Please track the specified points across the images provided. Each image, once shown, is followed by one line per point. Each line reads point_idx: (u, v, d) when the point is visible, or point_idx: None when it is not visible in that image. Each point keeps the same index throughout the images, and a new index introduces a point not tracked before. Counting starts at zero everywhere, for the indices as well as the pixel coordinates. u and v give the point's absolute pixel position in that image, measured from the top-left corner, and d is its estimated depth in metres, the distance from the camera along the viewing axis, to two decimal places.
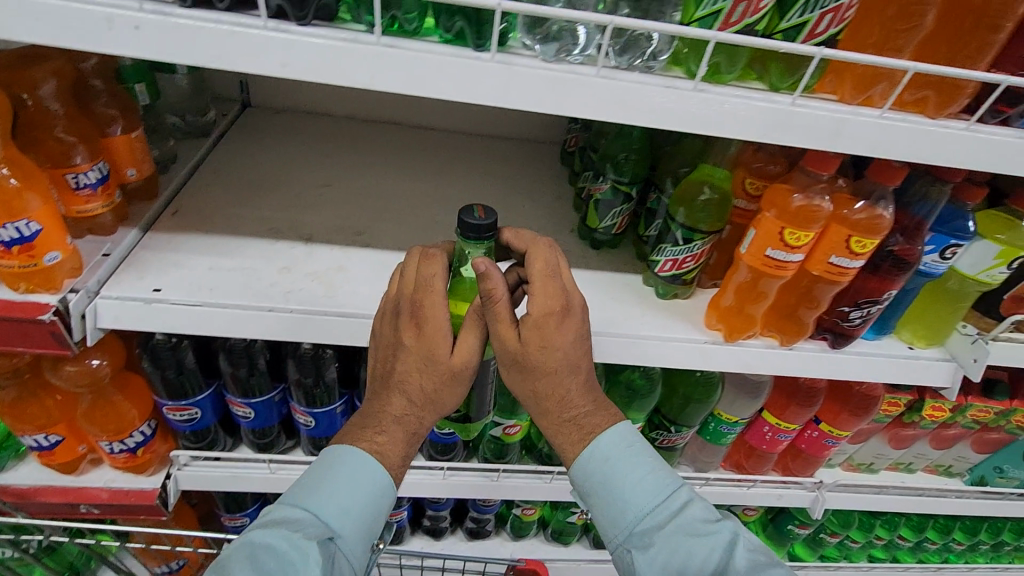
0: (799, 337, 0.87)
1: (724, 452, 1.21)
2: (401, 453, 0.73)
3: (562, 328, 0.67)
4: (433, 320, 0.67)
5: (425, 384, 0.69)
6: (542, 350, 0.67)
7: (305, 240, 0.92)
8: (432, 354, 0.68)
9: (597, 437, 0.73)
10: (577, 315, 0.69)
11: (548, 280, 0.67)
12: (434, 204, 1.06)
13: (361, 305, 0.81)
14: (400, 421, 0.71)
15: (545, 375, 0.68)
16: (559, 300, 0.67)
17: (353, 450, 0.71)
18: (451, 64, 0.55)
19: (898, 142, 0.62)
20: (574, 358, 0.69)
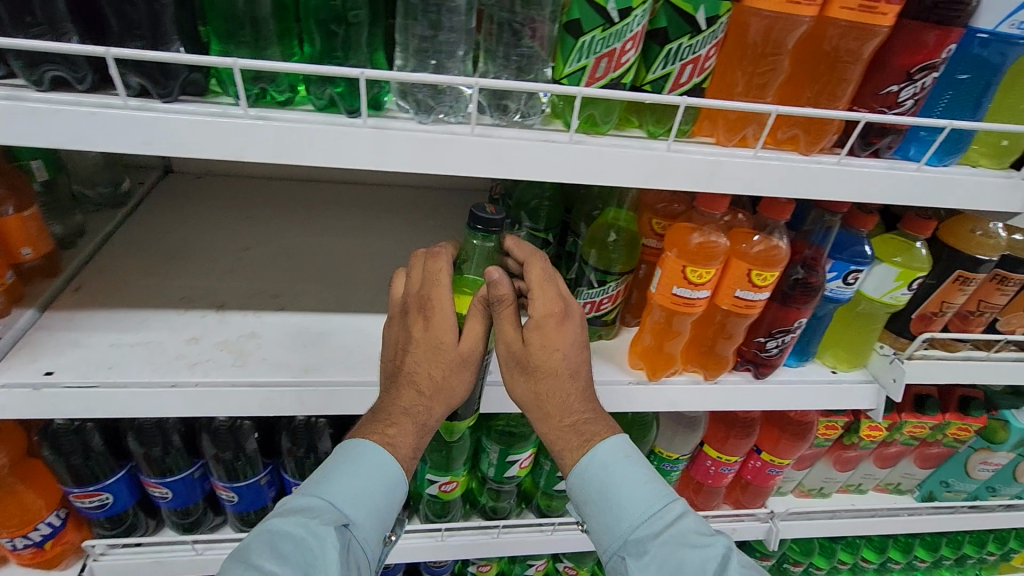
0: (721, 370, 0.88)
1: (674, 490, 1.20)
2: (413, 445, 0.71)
3: (559, 332, 0.67)
4: (443, 311, 0.67)
5: (437, 372, 0.68)
6: (541, 350, 0.67)
7: (218, 308, 0.89)
8: (444, 344, 0.68)
9: (597, 444, 0.70)
10: (577, 319, 0.69)
11: (546, 285, 0.67)
12: (358, 261, 1.05)
13: (271, 372, 0.79)
14: (410, 412, 0.69)
15: (546, 376, 0.68)
16: (558, 305, 0.67)
17: (367, 443, 0.69)
18: (322, 131, 0.55)
19: (773, 180, 0.65)
20: (575, 362, 0.68)
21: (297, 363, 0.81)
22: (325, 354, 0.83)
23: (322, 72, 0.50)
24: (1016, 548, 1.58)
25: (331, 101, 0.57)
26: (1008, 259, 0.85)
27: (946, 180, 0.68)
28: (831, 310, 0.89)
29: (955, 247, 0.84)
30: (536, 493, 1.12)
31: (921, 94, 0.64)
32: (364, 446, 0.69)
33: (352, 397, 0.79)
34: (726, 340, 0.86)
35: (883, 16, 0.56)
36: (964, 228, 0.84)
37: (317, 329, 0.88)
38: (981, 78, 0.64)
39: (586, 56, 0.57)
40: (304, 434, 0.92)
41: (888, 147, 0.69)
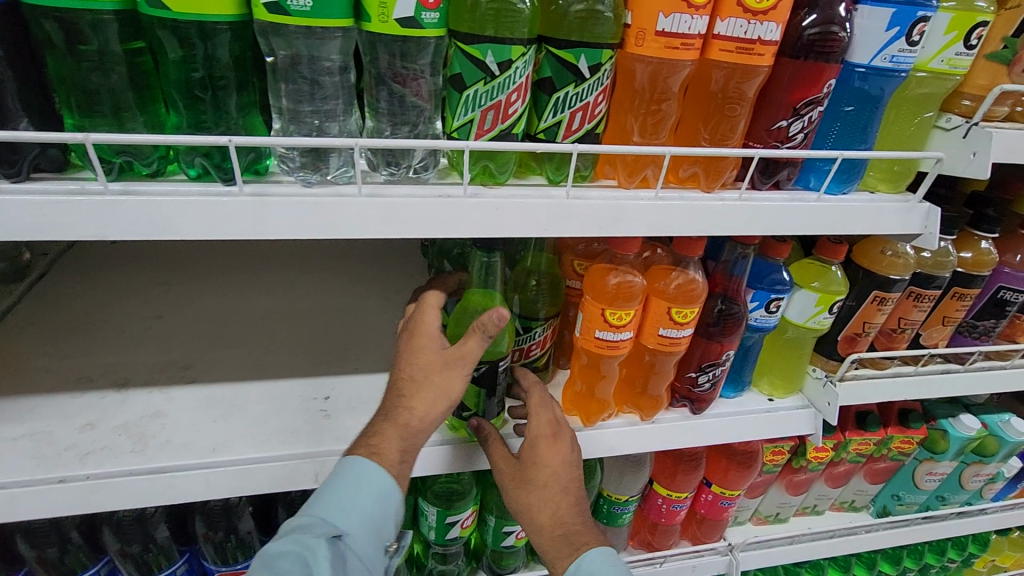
0: (657, 409, 0.86)
1: (629, 531, 1.16)
2: (400, 449, 0.64)
3: (552, 450, 0.74)
4: (426, 326, 0.68)
5: (417, 371, 0.65)
6: (533, 464, 0.73)
7: (120, 386, 0.83)
8: (426, 348, 0.66)
9: (585, 553, 0.69)
10: (569, 441, 0.76)
11: (542, 409, 0.76)
12: (281, 321, 1.00)
13: (174, 455, 0.72)
14: (393, 418, 0.65)
15: (537, 489, 0.73)
16: (552, 427, 0.75)
17: (352, 459, 0.65)
18: (195, 203, 0.52)
19: (677, 219, 0.64)
20: (567, 478, 0.73)
21: (205, 443, 0.75)
22: (237, 429, 0.78)
23: (183, 142, 0.47)
24: (975, 552, 1.59)
25: (205, 169, 0.54)
26: (920, 276, 0.87)
27: (845, 208, 0.69)
28: (759, 338, 0.90)
29: (869, 268, 0.86)
30: (486, 550, 1.07)
31: (810, 128, 0.65)
32: (350, 463, 0.64)
33: (266, 473, 0.74)
34: (656, 378, 0.85)
35: (760, 56, 0.57)
36: (874, 249, 0.86)
37: (230, 402, 0.82)
38: (865, 109, 0.66)
39: (472, 109, 0.56)
40: (222, 516, 0.86)
41: (787, 178, 0.70)
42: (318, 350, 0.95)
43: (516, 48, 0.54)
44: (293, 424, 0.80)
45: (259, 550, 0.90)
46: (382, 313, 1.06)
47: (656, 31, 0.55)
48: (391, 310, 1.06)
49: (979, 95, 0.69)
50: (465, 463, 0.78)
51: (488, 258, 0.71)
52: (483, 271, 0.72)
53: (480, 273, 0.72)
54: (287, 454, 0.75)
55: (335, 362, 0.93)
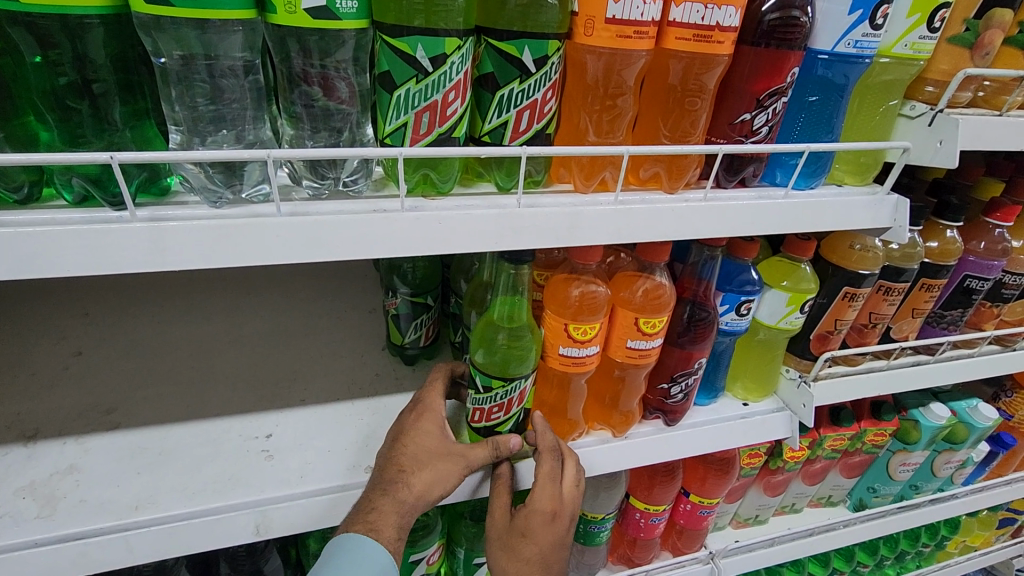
0: (630, 424, 0.81)
1: (608, 548, 1.11)
2: (397, 527, 0.63)
3: (544, 529, 0.70)
4: (427, 416, 0.71)
5: (421, 453, 0.68)
6: (523, 537, 0.70)
7: (27, 439, 0.73)
8: (428, 432, 0.69)
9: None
10: (567, 518, 0.71)
11: (548, 483, 0.69)
12: (218, 350, 0.92)
13: (89, 519, 0.63)
14: (390, 492, 0.65)
15: (521, 563, 0.70)
16: (553, 504, 0.69)
17: (349, 534, 0.62)
18: (75, 232, 0.44)
19: (641, 224, 0.59)
20: (553, 556, 0.71)
21: (126, 500, 0.66)
22: (165, 480, 0.69)
23: (50, 162, 0.39)
24: (946, 534, 1.61)
25: (89, 193, 0.46)
26: (889, 269, 0.85)
27: (816, 204, 0.65)
28: (730, 342, 0.86)
29: (839, 263, 0.83)
30: None
31: (775, 121, 0.61)
32: (349, 540, 0.61)
33: (200, 531, 0.65)
34: (626, 393, 0.79)
35: (720, 44, 0.52)
36: (843, 243, 0.83)
37: (157, 448, 0.73)
38: (830, 98, 0.63)
39: (405, 111, 0.50)
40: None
41: (753, 175, 0.66)
42: (261, 382, 0.86)
43: (452, 40, 0.47)
44: (230, 470, 0.71)
45: None
46: (331, 336, 0.98)
47: (606, 18, 0.49)
48: (341, 331, 0.99)
49: (943, 81, 0.67)
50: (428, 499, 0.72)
51: (517, 270, 0.65)
52: (512, 287, 0.66)
53: (507, 285, 0.67)
54: (223, 506, 0.66)
55: (279, 394, 0.84)
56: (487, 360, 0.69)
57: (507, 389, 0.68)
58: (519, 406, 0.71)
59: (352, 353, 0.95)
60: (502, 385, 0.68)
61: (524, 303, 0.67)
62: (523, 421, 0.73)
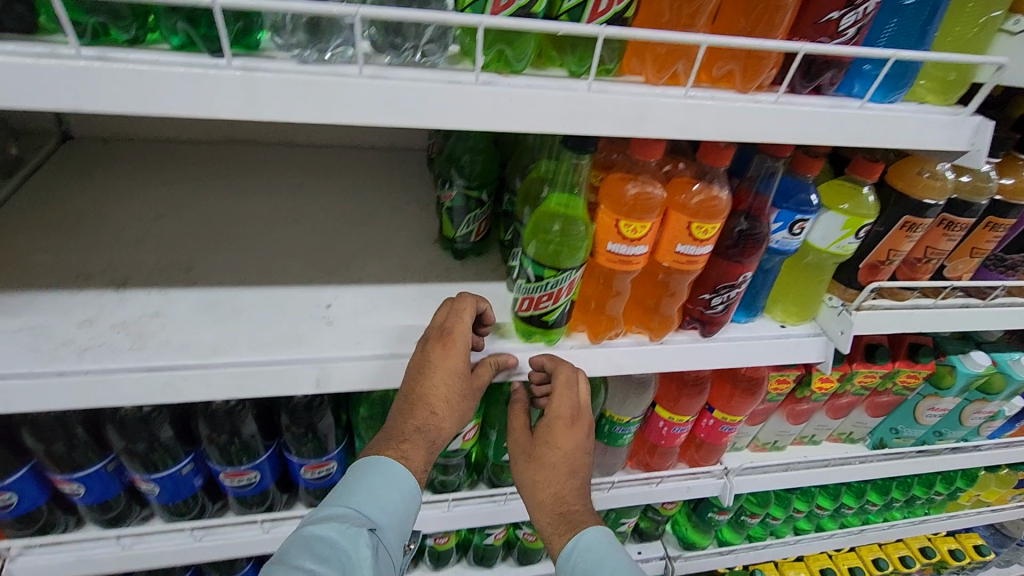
0: (667, 330, 0.84)
1: (628, 452, 1.16)
2: (424, 456, 0.76)
3: (567, 432, 0.79)
4: (456, 356, 0.74)
5: (450, 399, 0.74)
6: (548, 443, 0.79)
7: (118, 285, 0.81)
8: (457, 374, 0.73)
9: (583, 530, 0.74)
10: (584, 424, 0.80)
11: (567, 391, 0.76)
12: (282, 226, 0.98)
13: (173, 354, 0.71)
14: (422, 429, 0.75)
15: (547, 468, 0.78)
16: (572, 411, 0.77)
17: (384, 458, 0.74)
18: (177, 74, 0.47)
19: (708, 121, 0.59)
20: (576, 462, 0.78)
21: (205, 343, 0.74)
22: (238, 332, 0.76)
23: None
24: (963, 486, 1.63)
25: (189, 39, 0.49)
26: (956, 202, 0.83)
27: (892, 117, 0.63)
28: (779, 262, 0.86)
29: (904, 190, 0.81)
30: (487, 464, 1.09)
31: (863, 22, 0.59)
32: (384, 462, 0.74)
33: (267, 376, 0.72)
34: (669, 299, 0.81)
35: None
36: (911, 170, 0.81)
37: (231, 304, 0.80)
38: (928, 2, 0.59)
39: None
40: (226, 420, 0.83)
41: (830, 83, 0.64)
42: (322, 259, 0.92)
43: None
44: (295, 329, 0.78)
45: (264, 455, 0.89)
46: (387, 225, 1.03)
47: None
48: (395, 222, 1.03)
49: None
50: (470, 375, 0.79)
51: (577, 159, 0.68)
52: (570, 178, 0.70)
53: (565, 181, 0.70)
54: (288, 358, 0.74)
55: (339, 271, 0.90)
56: (540, 249, 0.72)
57: (559, 279, 0.71)
58: (567, 296, 0.74)
59: (406, 243, 0.99)
60: (554, 275, 0.71)
61: (579, 200, 0.70)
62: (569, 312, 0.77)
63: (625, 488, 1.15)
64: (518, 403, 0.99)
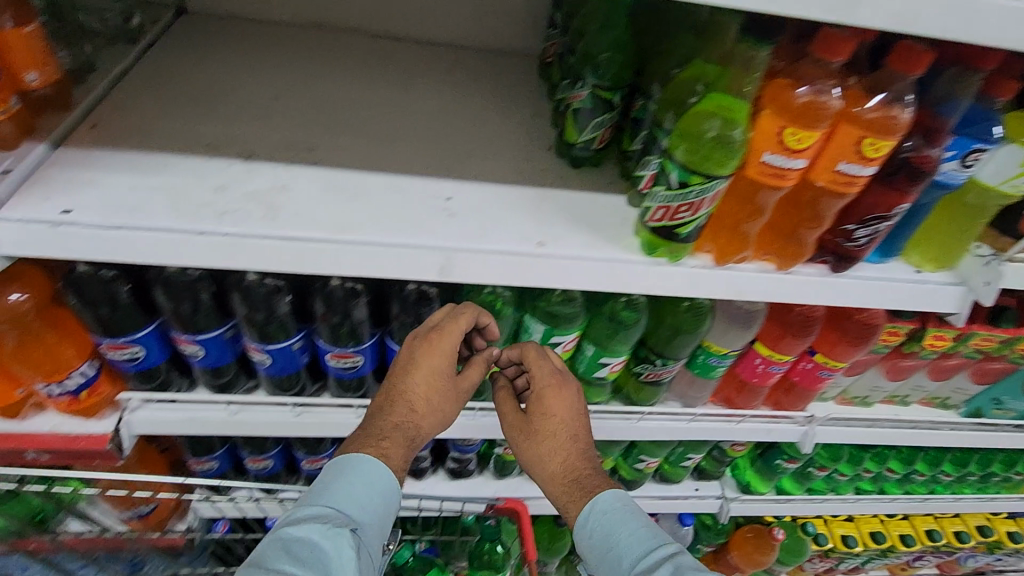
0: (798, 259, 0.79)
1: (714, 387, 1.14)
2: (403, 456, 0.80)
3: (558, 398, 0.83)
4: (443, 354, 0.81)
5: (429, 399, 0.81)
6: (544, 415, 0.84)
7: (245, 157, 0.81)
8: (434, 369, 0.80)
9: (601, 493, 0.81)
10: (575, 390, 0.85)
11: (543, 360, 0.84)
12: (397, 117, 0.95)
13: (303, 226, 0.72)
14: (401, 427, 0.80)
15: (551, 438, 0.84)
16: (555, 377, 0.84)
17: (362, 456, 0.77)
18: None
19: (928, 12, 0.52)
20: (574, 427, 0.84)
21: (333, 220, 0.74)
22: (363, 213, 0.76)
23: None
24: None
25: None
26: None
27: None
28: (935, 198, 0.78)
29: None
30: None
31: None
32: (363, 459, 0.77)
33: (392, 259, 0.72)
34: (809, 225, 0.76)
35: None
36: None
37: (354, 186, 0.80)
38: None
39: None
40: (340, 301, 0.85)
41: None
42: (437, 153, 0.90)
43: None
44: (417, 217, 0.77)
45: (369, 340, 0.90)
46: (500, 126, 0.99)
47: None
48: (508, 125, 0.99)
49: None
50: (588, 283, 0.77)
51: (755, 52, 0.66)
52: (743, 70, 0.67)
53: (739, 72, 0.67)
54: (413, 243, 0.73)
55: (455, 166, 0.88)
56: (689, 154, 0.67)
57: (705, 187, 0.67)
58: (708, 209, 0.70)
59: (520, 146, 0.95)
60: (700, 183, 0.67)
61: (743, 104, 0.66)
62: (703, 227, 0.73)
63: (705, 422, 1.14)
64: (619, 322, 0.93)
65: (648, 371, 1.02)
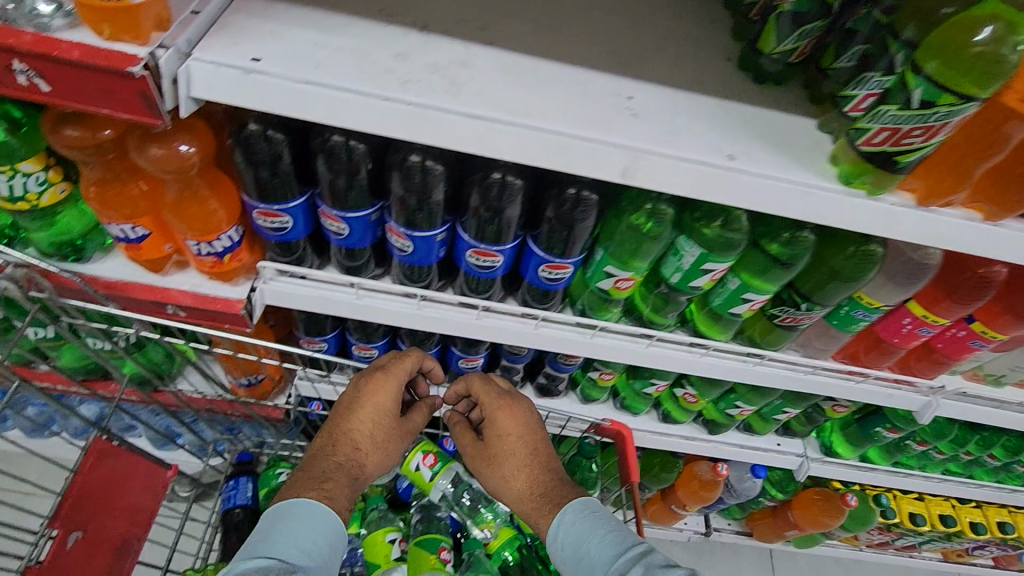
0: (1013, 212, 0.71)
1: (844, 343, 1.07)
2: (347, 497, 0.89)
3: (511, 417, 1.03)
4: (388, 392, 0.98)
5: (374, 436, 0.96)
6: (501, 437, 1.03)
7: (420, 28, 0.76)
8: (380, 406, 0.97)
9: (569, 505, 0.93)
10: (525, 408, 1.05)
11: (486, 386, 1.06)
12: (568, 5, 0.87)
13: (488, 107, 0.67)
14: (345, 467, 0.92)
15: (511, 457, 1.01)
16: (506, 401, 1.05)
17: (307, 496, 0.85)
18: None
19: None
20: (529, 441, 1.02)
21: (516, 104, 0.69)
22: (545, 101, 0.70)
23: None
24: None
25: None
26: None
27: None
28: None
29: None
30: (699, 313, 1.05)
31: None
32: (307, 504, 0.83)
33: (576, 153, 0.68)
34: None
35: None
36: None
37: (532, 72, 0.74)
38: None
39: None
40: (496, 193, 0.82)
41: None
42: (613, 49, 0.82)
43: None
44: (601, 113, 0.71)
45: (513, 242, 0.88)
46: (675, 29, 0.89)
47: None
48: (684, 27, 0.90)
49: None
50: (776, 207, 0.71)
51: None
52: None
53: None
54: (600, 138, 0.68)
55: (633, 66, 0.81)
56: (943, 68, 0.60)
57: (952, 110, 0.60)
58: (942, 137, 0.63)
59: (698, 53, 0.87)
60: (949, 104, 0.60)
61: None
62: (924, 158, 0.66)
63: (824, 378, 1.09)
64: (788, 258, 0.86)
65: (785, 315, 0.97)
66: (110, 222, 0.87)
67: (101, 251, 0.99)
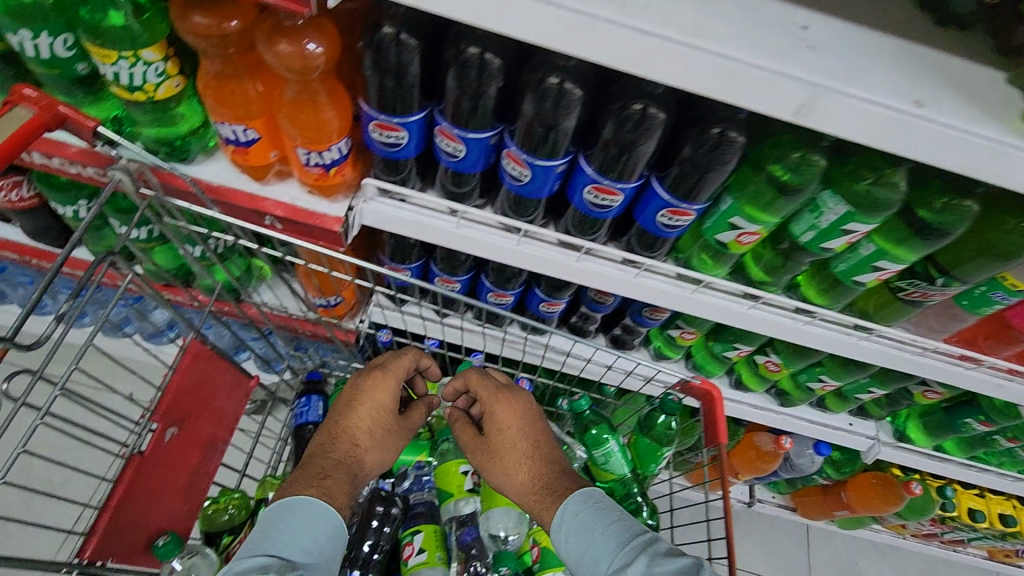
0: None
1: (964, 326, 1.00)
2: (346, 494, 0.87)
3: (508, 407, 1.00)
4: (386, 390, 0.99)
5: (373, 433, 0.95)
6: (500, 430, 0.98)
7: None
8: (378, 402, 0.97)
9: (570, 499, 0.85)
10: (524, 399, 1.02)
11: (482, 379, 1.04)
12: None
13: (657, 21, 0.61)
14: (344, 463, 0.90)
15: (511, 449, 0.96)
16: (501, 394, 1.02)
17: (303, 495, 0.83)
18: None
19: None
20: (530, 434, 0.97)
21: (686, 21, 0.62)
22: (716, 20, 0.63)
23: None
24: None
25: None
26: None
27: None
28: None
29: None
30: (809, 281, 1.00)
31: None
32: (305, 500, 0.82)
33: (750, 81, 0.61)
34: None
35: None
36: None
37: None
38: None
39: None
40: (633, 124, 0.75)
41: None
42: None
43: None
44: (778, 40, 0.63)
45: (639, 181, 0.83)
46: None
47: None
48: None
49: None
50: (963, 163, 0.64)
51: None
52: None
53: None
54: (777, 68, 0.61)
55: None
56: None
57: None
58: None
59: None
60: None
61: None
62: None
63: (933, 361, 1.03)
64: (936, 232, 0.78)
65: (914, 290, 0.91)
66: (222, 122, 0.84)
67: (203, 154, 0.97)
